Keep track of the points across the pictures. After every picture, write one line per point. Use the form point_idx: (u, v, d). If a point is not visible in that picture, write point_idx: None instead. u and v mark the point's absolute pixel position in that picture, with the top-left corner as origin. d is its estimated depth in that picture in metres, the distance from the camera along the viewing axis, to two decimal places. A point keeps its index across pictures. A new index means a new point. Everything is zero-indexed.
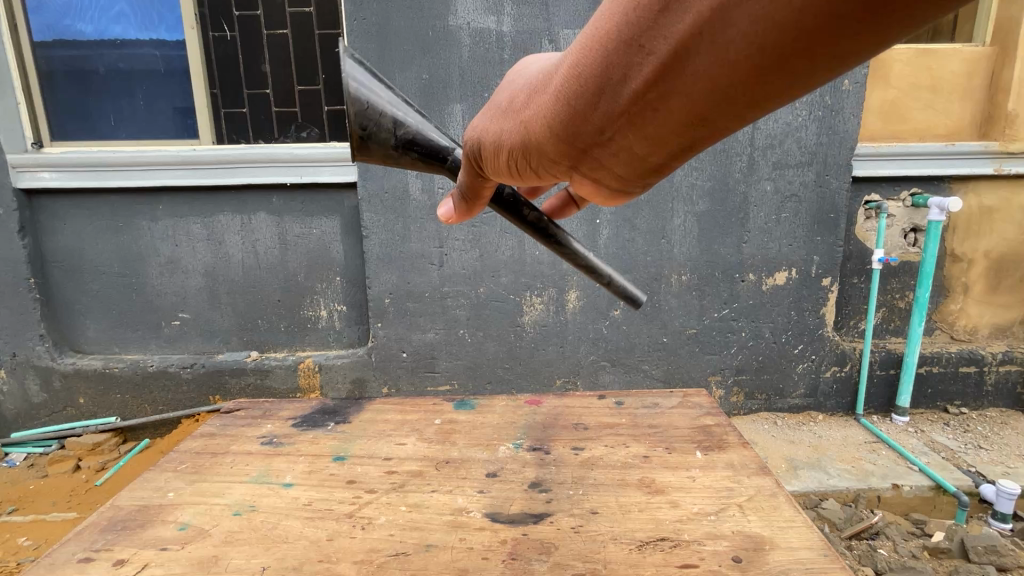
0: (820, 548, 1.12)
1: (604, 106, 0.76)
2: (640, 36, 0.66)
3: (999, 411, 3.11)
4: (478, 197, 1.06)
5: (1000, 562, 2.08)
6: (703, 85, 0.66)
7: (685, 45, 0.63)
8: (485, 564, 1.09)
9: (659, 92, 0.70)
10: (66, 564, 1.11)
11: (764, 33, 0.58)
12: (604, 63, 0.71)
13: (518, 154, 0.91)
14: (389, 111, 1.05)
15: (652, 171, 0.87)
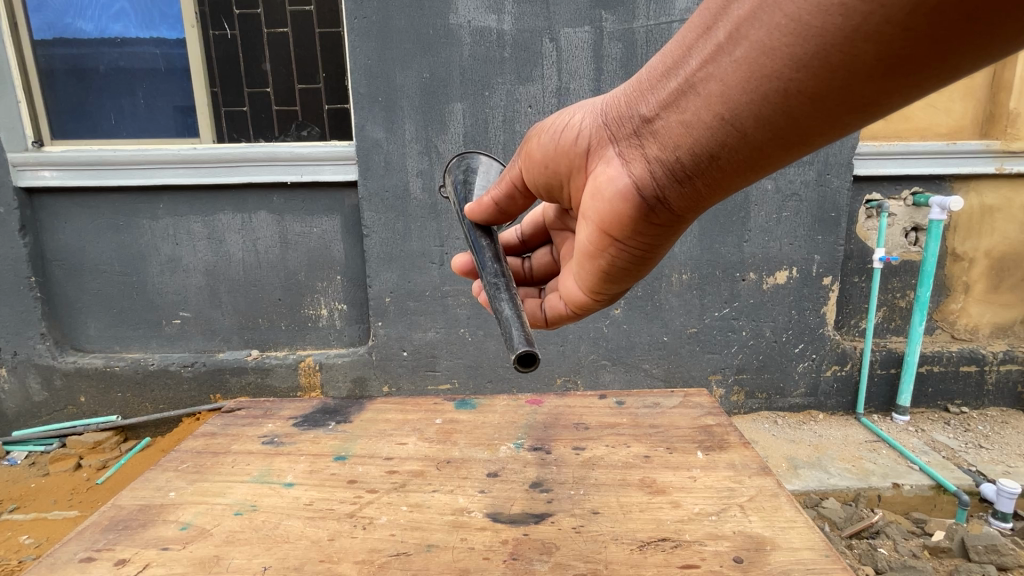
0: (821, 548, 1.12)
1: (660, 85, 0.80)
2: (711, 18, 0.72)
3: (1000, 410, 3.11)
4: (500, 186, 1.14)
5: (1000, 561, 2.08)
6: (743, 70, 0.68)
7: (742, 20, 0.67)
8: (486, 564, 1.09)
9: (706, 70, 0.73)
10: (68, 564, 1.11)
11: (810, 18, 0.61)
12: (679, 43, 0.77)
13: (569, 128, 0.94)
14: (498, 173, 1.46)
15: (672, 185, 0.83)
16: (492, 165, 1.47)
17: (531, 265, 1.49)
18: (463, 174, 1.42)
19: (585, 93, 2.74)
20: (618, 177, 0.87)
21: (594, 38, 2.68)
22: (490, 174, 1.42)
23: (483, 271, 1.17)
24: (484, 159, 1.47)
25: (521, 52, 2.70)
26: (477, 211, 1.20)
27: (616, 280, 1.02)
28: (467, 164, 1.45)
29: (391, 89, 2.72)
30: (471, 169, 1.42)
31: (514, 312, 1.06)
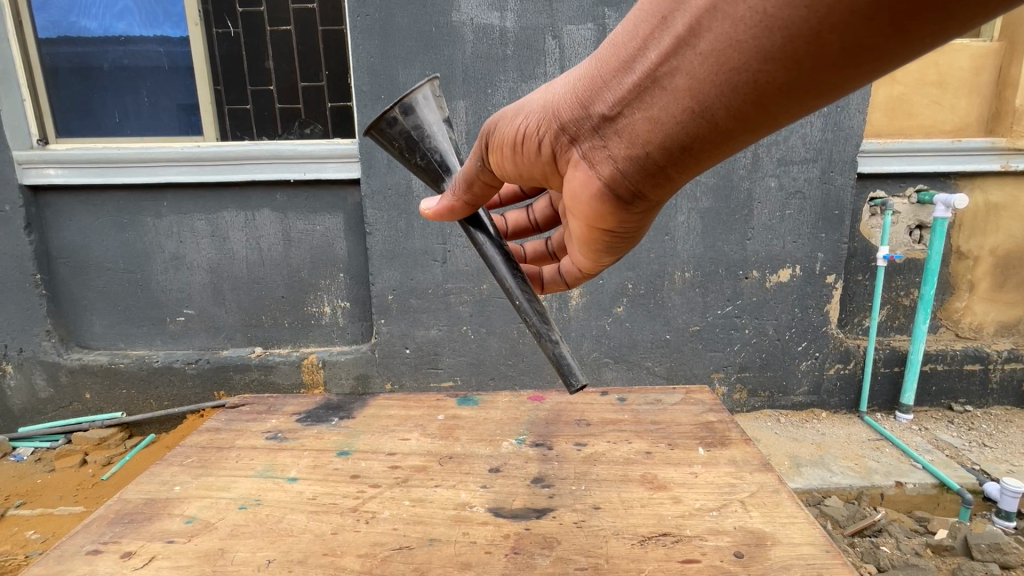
0: (822, 544, 1.12)
1: (619, 79, 0.78)
2: (667, 10, 0.70)
3: (1004, 409, 3.10)
4: (466, 188, 1.09)
5: (1003, 560, 2.07)
6: (709, 63, 0.67)
7: (702, 14, 0.66)
8: (488, 558, 1.10)
9: (669, 66, 0.71)
10: (74, 557, 1.12)
11: (776, 11, 0.60)
12: (634, 34, 0.75)
13: (531, 129, 0.91)
14: (430, 121, 1.21)
15: (645, 177, 0.83)
16: (414, 114, 1.21)
17: (533, 215, 1.42)
18: (401, 151, 1.23)
19: None
20: (593, 173, 0.87)
21: (597, 36, 2.68)
22: (425, 136, 1.20)
23: (500, 284, 1.22)
24: (405, 115, 1.20)
25: (524, 50, 2.69)
26: (454, 214, 1.14)
27: (603, 258, 1.05)
28: (391, 136, 1.22)
29: (393, 87, 2.73)
30: (405, 144, 1.22)
31: (548, 334, 1.18)
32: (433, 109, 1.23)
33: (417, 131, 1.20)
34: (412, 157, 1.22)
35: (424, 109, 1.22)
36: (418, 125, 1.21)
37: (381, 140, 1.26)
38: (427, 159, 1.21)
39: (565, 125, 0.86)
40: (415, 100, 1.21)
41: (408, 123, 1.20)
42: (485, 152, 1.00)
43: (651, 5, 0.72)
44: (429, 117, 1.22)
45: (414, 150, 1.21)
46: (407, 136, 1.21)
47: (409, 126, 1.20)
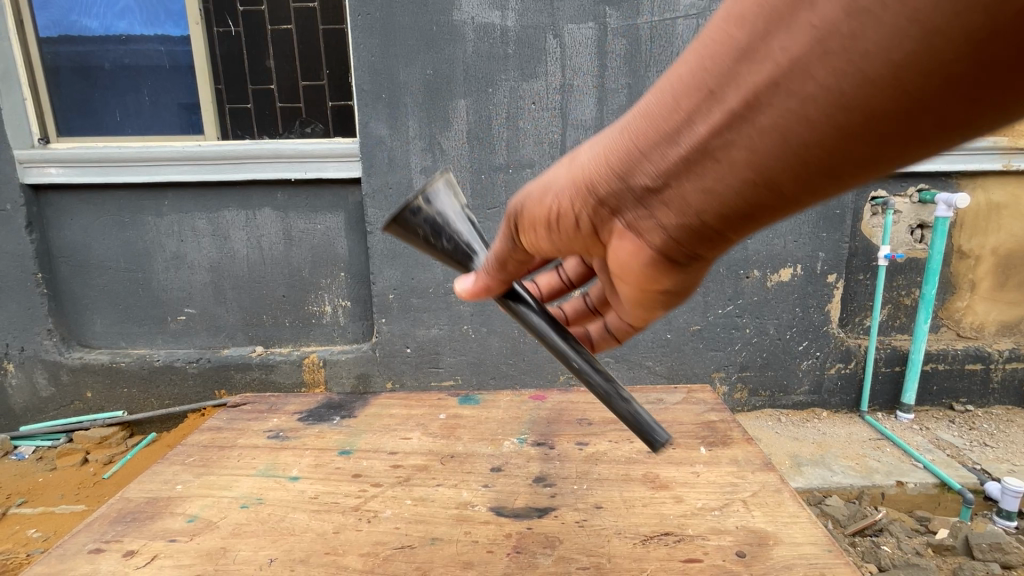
0: (824, 543, 1.12)
1: (656, 153, 0.63)
2: (709, 81, 0.56)
3: (1005, 408, 3.10)
4: (501, 268, 0.95)
5: (1005, 559, 2.07)
6: (774, 141, 0.55)
7: (762, 88, 0.53)
8: (490, 557, 1.10)
9: (723, 140, 0.57)
10: (77, 555, 1.12)
11: (861, 86, 0.48)
12: (666, 109, 0.61)
13: (556, 206, 0.77)
14: (455, 206, 1.05)
15: (700, 248, 0.69)
16: (437, 201, 1.03)
17: (566, 275, 1.25)
18: (424, 240, 1.03)
19: (589, 89, 2.74)
20: (638, 251, 0.73)
21: (599, 34, 2.68)
22: (452, 221, 1.03)
23: (551, 353, 1.08)
24: (426, 202, 1.02)
25: (525, 49, 2.69)
26: (492, 292, 0.99)
27: (649, 318, 0.91)
28: (414, 225, 1.02)
29: (394, 86, 2.72)
30: (430, 231, 1.02)
31: (619, 395, 1.05)
32: (456, 195, 1.06)
33: (443, 217, 1.03)
34: (436, 244, 1.03)
35: (446, 197, 1.05)
36: (444, 211, 1.03)
37: (396, 231, 1.05)
38: (455, 245, 1.03)
39: (596, 203, 0.72)
40: (436, 187, 1.04)
41: (432, 210, 1.02)
42: (517, 233, 0.88)
43: (686, 73, 0.59)
44: (452, 203, 1.05)
45: (441, 236, 1.02)
46: (432, 223, 1.02)
47: (433, 213, 1.02)
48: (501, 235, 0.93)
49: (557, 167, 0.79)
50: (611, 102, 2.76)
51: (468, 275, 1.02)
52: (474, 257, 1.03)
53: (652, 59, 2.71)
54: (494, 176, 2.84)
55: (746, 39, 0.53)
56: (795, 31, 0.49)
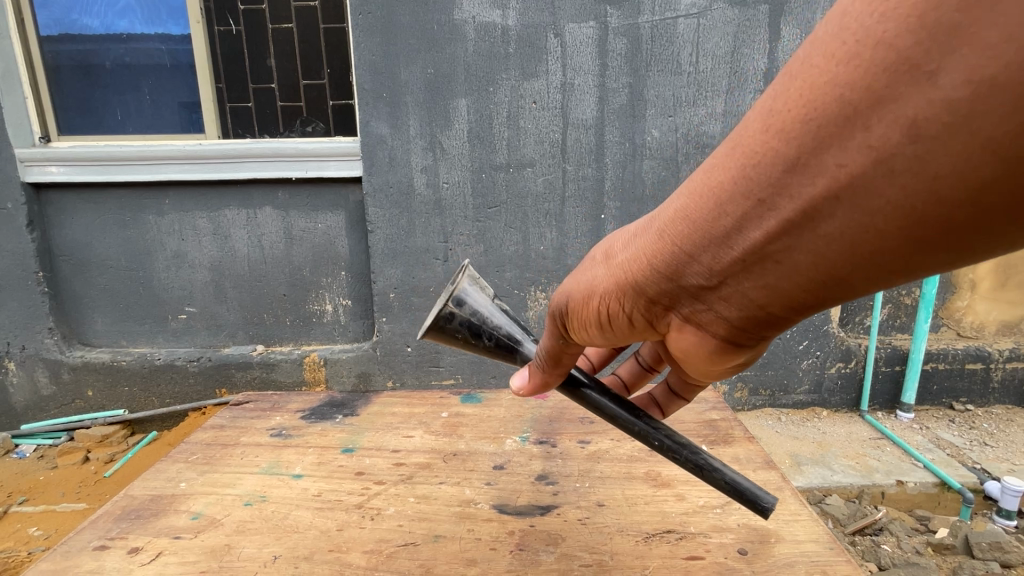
0: (826, 541, 1.12)
1: (714, 250, 0.66)
2: (762, 191, 0.59)
3: (1005, 408, 3.11)
4: (559, 361, 0.96)
5: (1005, 558, 2.08)
6: (838, 245, 0.57)
7: (821, 200, 0.55)
8: (493, 554, 1.10)
9: (784, 243, 0.60)
10: (82, 552, 1.13)
11: (923, 204, 0.50)
12: (717, 210, 0.64)
13: (613, 292, 0.80)
14: (485, 300, 1.06)
15: (766, 326, 0.72)
16: (468, 301, 1.03)
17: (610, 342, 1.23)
18: (463, 340, 1.03)
19: (590, 87, 2.74)
20: (705, 335, 0.77)
21: (599, 33, 2.68)
22: (488, 317, 1.04)
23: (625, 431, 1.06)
24: (458, 306, 1.01)
25: (526, 48, 2.69)
26: (552, 384, 1.00)
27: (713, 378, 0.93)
28: (453, 330, 1.01)
29: (396, 85, 2.73)
30: (470, 332, 1.02)
31: (707, 462, 1.03)
32: (482, 289, 1.07)
33: (478, 315, 1.03)
34: (476, 342, 1.04)
35: (473, 294, 1.05)
36: (477, 309, 1.04)
37: (432, 337, 1.03)
38: (497, 340, 1.04)
39: (654, 289, 0.76)
40: (462, 288, 1.04)
41: (467, 311, 1.02)
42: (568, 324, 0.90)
43: (737, 181, 0.61)
44: (481, 297, 1.06)
45: (481, 335, 1.03)
46: (470, 324, 1.02)
47: (469, 313, 1.02)
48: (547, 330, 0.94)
49: (609, 250, 0.83)
50: (612, 101, 2.76)
51: (522, 372, 1.03)
52: (517, 346, 1.06)
53: (652, 57, 2.71)
54: (495, 176, 2.84)
55: (796, 155, 0.56)
56: (849, 151, 0.51)
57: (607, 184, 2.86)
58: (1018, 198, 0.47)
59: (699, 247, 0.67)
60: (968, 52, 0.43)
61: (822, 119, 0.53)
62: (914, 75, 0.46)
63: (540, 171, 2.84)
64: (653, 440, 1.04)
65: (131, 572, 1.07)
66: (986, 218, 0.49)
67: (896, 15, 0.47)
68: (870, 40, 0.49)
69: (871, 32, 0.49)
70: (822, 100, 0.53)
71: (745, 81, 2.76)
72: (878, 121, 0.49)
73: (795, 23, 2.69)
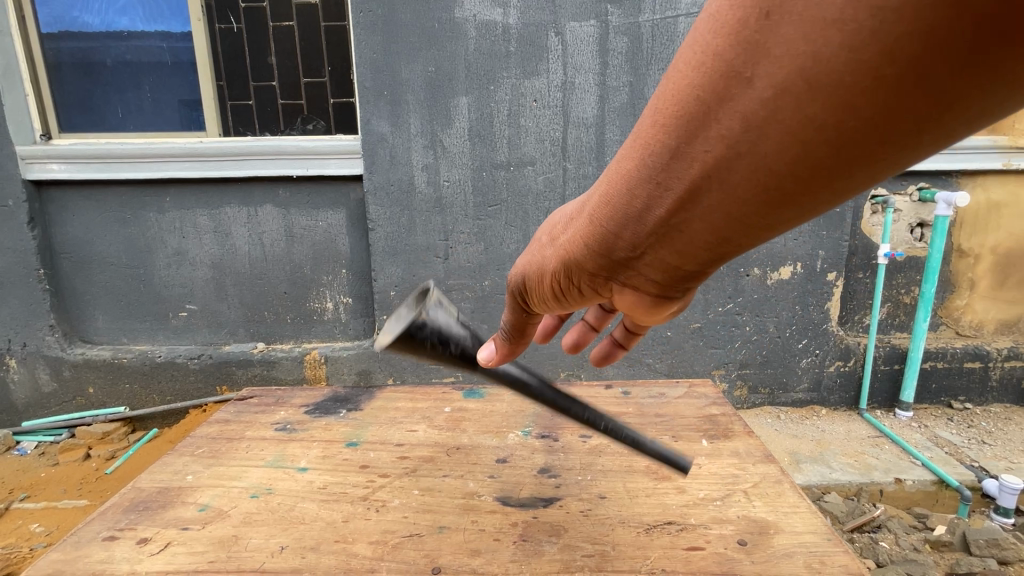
0: (824, 532, 1.14)
1: (625, 231, 0.65)
2: (652, 174, 0.57)
3: (1003, 406, 3.13)
4: (521, 334, 1.02)
5: (1002, 555, 2.11)
6: (726, 215, 0.55)
7: (698, 181, 0.53)
8: (496, 544, 1.12)
9: (681, 219, 0.58)
10: (91, 542, 1.15)
11: (787, 169, 0.48)
12: (625, 197, 0.62)
13: (557, 275, 0.81)
14: (452, 315, 1.11)
15: (694, 281, 0.70)
16: (436, 314, 1.07)
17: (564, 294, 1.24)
18: (431, 350, 1.06)
19: (591, 86, 2.75)
20: (640, 295, 0.74)
21: (600, 32, 2.69)
22: (454, 329, 1.08)
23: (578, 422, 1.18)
24: (427, 317, 1.05)
25: (527, 46, 2.70)
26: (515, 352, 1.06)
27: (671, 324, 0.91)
28: (423, 338, 1.04)
29: (396, 83, 2.74)
30: (438, 340, 1.06)
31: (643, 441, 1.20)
32: (447, 307, 1.12)
33: (446, 326, 1.07)
34: (442, 351, 1.07)
35: (440, 309, 1.10)
36: (445, 322, 1.08)
37: (400, 346, 1.05)
38: (463, 350, 1.08)
39: (589, 271, 0.75)
40: (431, 303, 1.08)
41: (436, 321, 1.06)
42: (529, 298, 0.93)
43: (634, 171, 0.59)
44: (447, 313, 1.11)
45: (449, 343, 1.07)
46: (439, 333, 1.05)
47: (438, 324, 1.06)
48: (507, 305, 1.00)
49: (550, 239, 0.83)
50: (612, 99, 2.77)
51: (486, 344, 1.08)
52: (482, 356, 1.10)
53: (653, 56, 2.73)
54: (496, 174, 2.85)
55: (671, 142, 0.53)
56: (707, 139, 0.50)
57: None
58: (868, 156, 0.45)
59: (614, 232, 0.66)
60: (773, 57, 0.43)
61: (682, 112, 0.51)
62: (737, 79, 0.46)
63: (541, 169, 2.85)
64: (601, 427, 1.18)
65: (140, 562, 1.09)
66: (850, 167, 0.47)
67: (722, 24, 0.46)
68: (704, 46, 0.48)
69: (709, 35, 0.47)
70: (681, 99, 0.51)
71: None
72: (725, 115, 0.48)
73: None
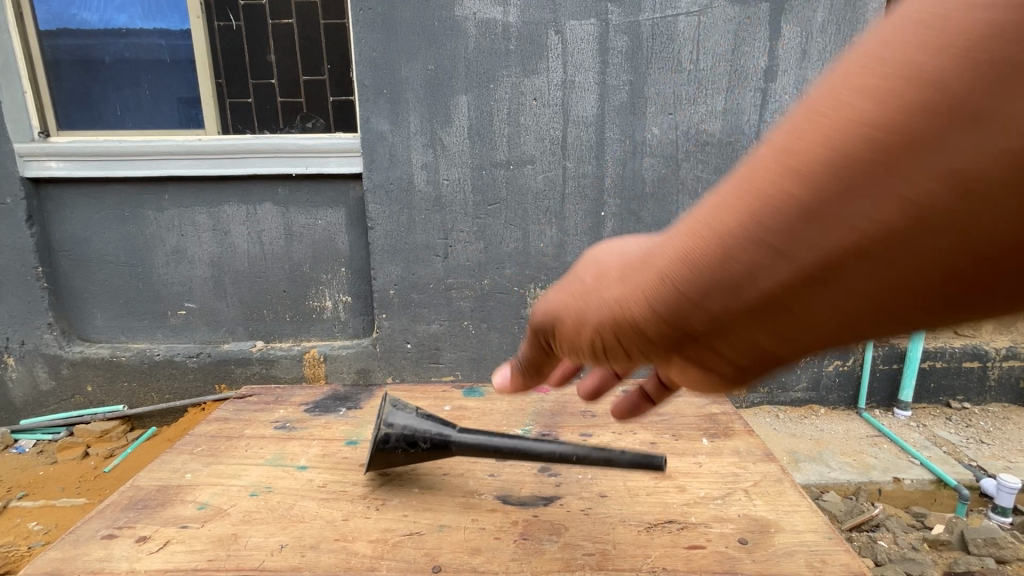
0: (825, 531, 1.14)
1: (705, 301, 0.49)
2: (776, 236, 0.42)
3: (1002, 406, 3.13)
4: (537, 368, 0.92)
5: (999, 554, 2.12)
6: (861, 301, 0.42)
7: (844, 254, 0.40)
8: (497, 543, 1.12)
9: (798, 295, 0.44)
10: (89, 541, 1.14)
11: (975, 255, 0.37)
12: (717, 255, 0.46)
13: (587, 333, 0.64)
14: (412, 415, 1.36)
15: (762, 369, 0.56)
16: (396, 419, 1.35)
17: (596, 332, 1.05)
18: (406, 452, 1.31)
19: (591, 85, 2.75)
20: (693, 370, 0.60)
21: (600, 30, 2.69)
22: (417, 425, 1.33)
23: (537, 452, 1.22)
24: (388, 423, 1.33)
25: (527, 45, 2.70)
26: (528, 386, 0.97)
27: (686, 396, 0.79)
28: (392, 446, 1.30)
29: (396, 82, 2.73)
30: (406, 443, 1.31)
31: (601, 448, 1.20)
32: (406, 409, 1.39)
33: (409, 425, 1.33)
34: (414, 448, 1.31)
35: (400, 413, 1.37)
36: (407, 420, 1.34)
37: (380, 461, 1.31)
38: (431, 440, 1.30)
39: (645, 337, 0.57)
40: (389, 411, 1.37)
41: (398, 424, 1.33)
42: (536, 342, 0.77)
43: (746, 223, 0.44)
44: (408, 413, 1.37)
45: (416, 441, 1.30)
46: (404, 434, 1.31)
47: (400, 426, 1.33)
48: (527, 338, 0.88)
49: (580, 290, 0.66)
50: (612, 98, 2.77)
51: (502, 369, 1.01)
52: (447, 438, 1.31)
53: (653, 55, 2.72)
54: (495, 172, 2.85)
55: (818, 198, 0.40)
56: (880, 200, 0.37)
57: (607, 182, 2.87)
58: None
59: (688, 293, 0.50)
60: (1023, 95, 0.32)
61: (854, 157, 0.38)
62: (958, 121, 0.34)
63: (541, 168, 2.85)
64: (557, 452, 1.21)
65: (139, 560, 1.08)
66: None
67: (946, 51, 0.35)
68: (876, 65, 0.38)
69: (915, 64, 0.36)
70: (850, 139, 0.38)
71: (745, 79, 2.76)
72: (920, 171, 0.35)
73: (797, 20, 2.69)
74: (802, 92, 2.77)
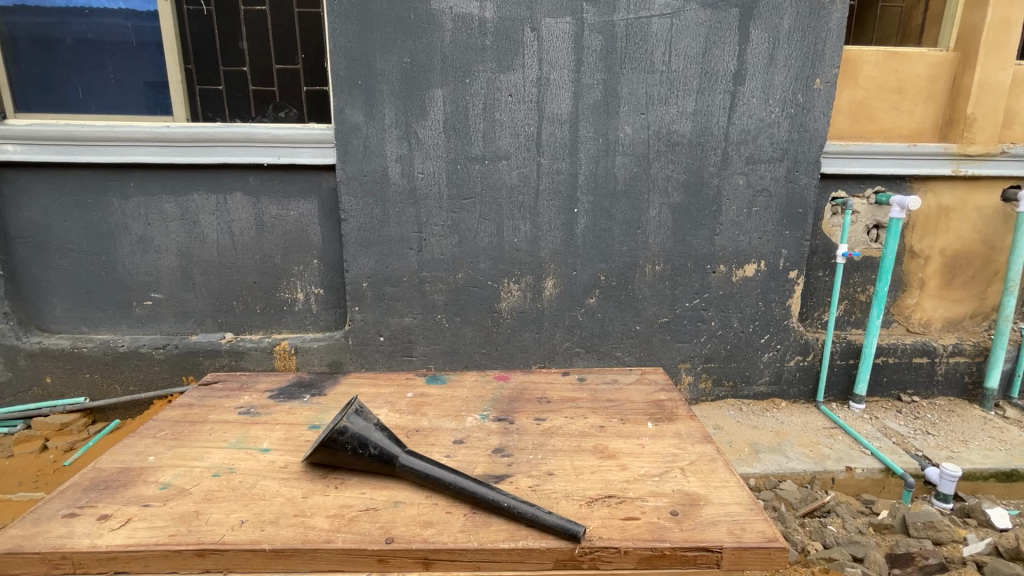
0: (748, 503, 1.24)
1: None
2: None
3: (947, 399, 3.35)
4: None
5: (936, 536, 2.30)
6: None
7: None
8: (448, 516, 1.19)
9: None
10: (51, 519, 1.16)
11: None
12: None
13: None
14: (372, 422, 1.37)
15: None
16: (356, 420, 1.35)
17: None
18: (353, 454, 1.31)
19: (566, 83, 2.82)
20: None
21: (575, 29, 2.76)
22: (373, 433, 1.34)
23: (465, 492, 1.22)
24: (347, 421, 1.34)
25: (503, 41, 2.75)
26: None
27: None
28: (343, 443, 1.30)
29: (371, 73, 2.74)
30: (356, 445, 1.31)
31: (526, 512, 1.17)
32: (369, 416, 1.40)
33: (365, 431, 1.33)
34: (360, 454, 1.31)
35: (361, 417, 1.39)
36: (364, 427, 1.34)
37: (325, 453, 1.32)
38: (380, 450, 1.31)
39: None
40: (352, 413, 1.38)
41: (356, 428, 1.34)
42: None
43: None
44: (369, 420, 1.38)
45: (367, 446, 1.31)
46: (358, 438, 1.32)
47: (357, 429, 1.33)
48: None
49: None
50: (586, 96, 2.84)
51: None
52: (394, 451, 1.32)
53: (627, 55, 2.81)
54: (470, 167, 2.90)
55: None
56: None
57: (580, 180, 2.95)
58: None
59: None
60: None
61: None
62: None
63: (515, 163, 2.91)
64: (482, 497, 1.21)
65: (101, 537, 1.11)
66: None
67: None
68: None
69: None
70: None
71: (715, 81, 2.87)
72: None
73: (764, 26, 2.80)
74: (769, 95, 2.89)
